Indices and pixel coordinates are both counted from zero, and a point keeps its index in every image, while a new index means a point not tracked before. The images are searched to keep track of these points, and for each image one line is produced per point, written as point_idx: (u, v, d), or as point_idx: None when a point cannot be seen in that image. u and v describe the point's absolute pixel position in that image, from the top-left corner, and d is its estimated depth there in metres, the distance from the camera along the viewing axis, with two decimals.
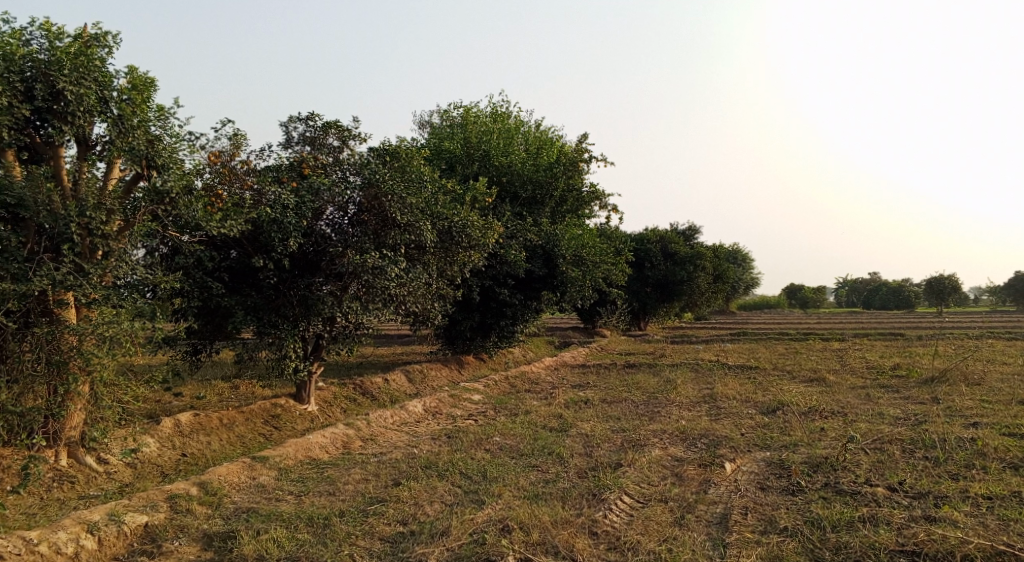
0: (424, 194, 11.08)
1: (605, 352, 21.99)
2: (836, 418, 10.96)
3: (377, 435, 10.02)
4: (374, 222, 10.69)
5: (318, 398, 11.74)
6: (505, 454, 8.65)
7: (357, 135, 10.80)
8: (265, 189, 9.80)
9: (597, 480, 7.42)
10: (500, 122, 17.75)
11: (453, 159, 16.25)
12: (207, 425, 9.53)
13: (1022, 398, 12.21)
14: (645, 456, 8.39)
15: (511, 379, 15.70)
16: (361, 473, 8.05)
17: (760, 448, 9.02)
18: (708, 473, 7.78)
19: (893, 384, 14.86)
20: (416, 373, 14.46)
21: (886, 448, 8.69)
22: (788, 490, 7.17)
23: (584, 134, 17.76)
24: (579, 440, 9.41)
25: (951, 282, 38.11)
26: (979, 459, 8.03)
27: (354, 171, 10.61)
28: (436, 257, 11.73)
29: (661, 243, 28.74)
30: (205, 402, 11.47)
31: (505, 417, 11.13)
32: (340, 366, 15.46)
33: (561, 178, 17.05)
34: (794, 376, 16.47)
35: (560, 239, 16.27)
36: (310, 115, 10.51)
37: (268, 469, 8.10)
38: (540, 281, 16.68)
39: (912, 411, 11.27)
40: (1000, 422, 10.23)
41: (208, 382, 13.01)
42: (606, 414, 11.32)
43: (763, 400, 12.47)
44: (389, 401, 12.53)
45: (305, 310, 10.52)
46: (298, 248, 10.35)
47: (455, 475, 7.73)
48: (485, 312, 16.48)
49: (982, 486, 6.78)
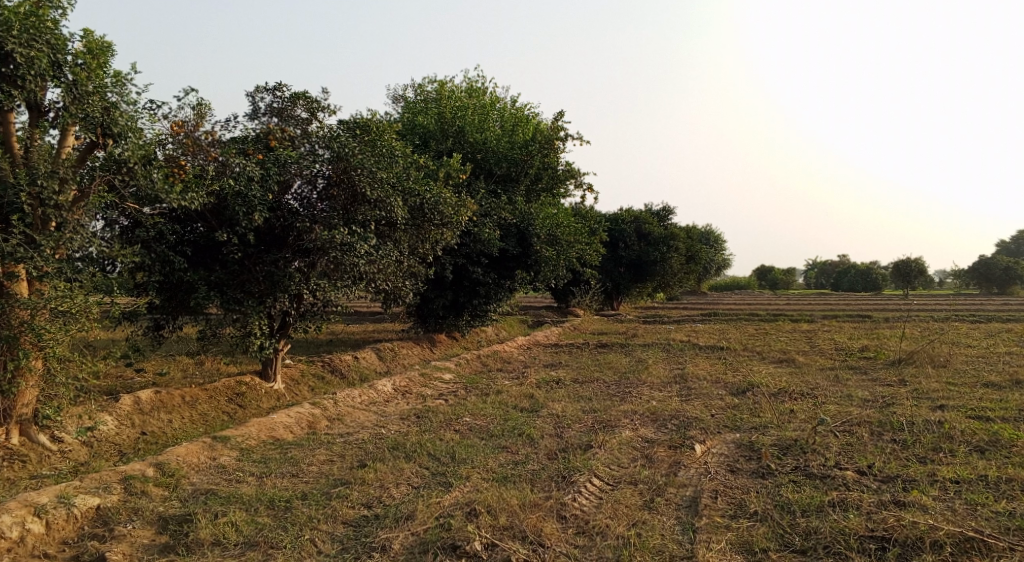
0: (396, 168, 10.89)
1: (578, 332, 21.97)
2: (805, 399, 10.99)
3: (343, 415, 9.81)
4: (343, 197, 10.40)
5: (284, 375, 11.48)
6: (474, 435, 8.51)
7: (325, 107, 10.48)
8: (229, 161, 9.45)
9: (567, 462, 7.31)
10: (475, 97, 17.44)
11: (427, 135, 15.95)
12: (168, 403, 9.24)
13: (987, 381, 12.35)
14: (616, 437, 8.30)
15: (483, 358, 15.56)
16: (325, 454, 7.87)
17: (730, 430, 9.00)
18: (678, 455, 7.71)
19: (861, 366, 14.98)
20: (386, 351, 14.25)
21: (855, 431, 8.70)
22: (757, 473, 7.13)
23: (560, 112, 17.52)
24: (550, 420, 9.31)
25: (918, 265, 38.60)
26: (946, 442, 8.06)
27: (322, 144, 10.26)
28: (407, 234, 11.47)
29: (635, 224, 28.71)
30: (168, 379, 11.18)
31: (476, 397, 10.99)
32: (308, 344, 15.18)
33: (537, 156, 16.82)
34: (764, 357, 16.54)
35: (534, 218, 16.08)
36: (277, 85, 10.18)
37: (229, 449, 7.87)
38: (513, 260, 16.49)
39: (880, 393, 11.35)
40: (966, 405, 10.31)
41: (172, 358, 12.70)
42: (577, 394, 11.25)
43: (734, 381, 12.48)
44: (358, 379, 12.32)
45: (270, 286, 10.14)
46: (263, 222, 10.03)
47: (422, 457, 7.57)
48: (458, 291, 16.31)
49: (950, 470, 6.78)
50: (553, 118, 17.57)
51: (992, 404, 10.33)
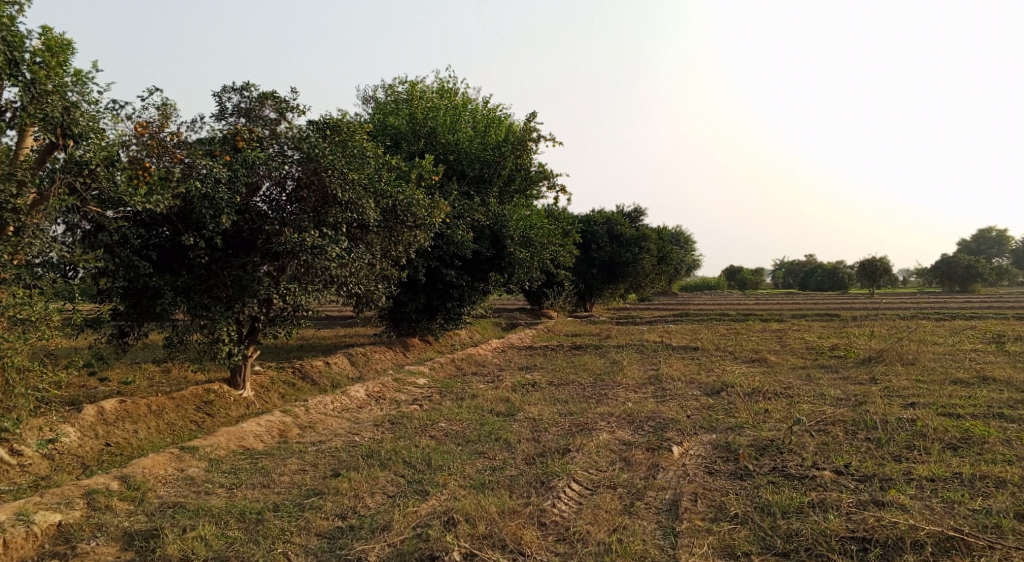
0: (367, 169, 10.72)
1: (552, 333, 21.91)
2: (779, 399, 11.04)
3: (315, 423, 9.61)
4: (314, 199, 10.21)
5: (253, 383, 11.22)
6: (450, 441, 8.38)
7: (294, 107, 10.28)
8: (196, 163, 9.21)
9: (545, 466, 7.22)
10: (447, 98, 17.30)
11: (398, 136, 15.78)
12: (134, 412, 8.96)
13: (955, 378, 12.52)
14: (593, 440, 8.23)
15: (457, 361, 15.42)
16: (298, 463, 7.68)
17: (707, 431, 8.98)
18: (656, 457, 7.66)
19: (832, 365, 15.14)
20: (359, 356, 14.04)
21: (830, 430, 8.74)
22: (736, 474, 7.10)
23: (533, 113, 17.45)
24: (527, 424, 9.21)
25: (883, 264, 39.22)
26: (919, 440, 8.12)
27: (292, 145, 10.05)
28: (380, 236, 11.30)
29: (607, 225, 28.79)
30: (134, 387, 10.88)
31: (451, 402, 10.86)
32: (278, 349, 14.92)
33: (509, 158, 16.74)
34: (736, 356, 16.63)
35: (508, 220, 15.97)
36: (245, 85, 9.96)
37: (197, 460, 7.65)
38: (487, 262, 16.36)
39: (852, 392, 11.44)
40: (937, 402, 10.43)
41: (137, 366, 12.37)
42: (553, 397, 11.16)
43: (708, 381, 12.50)
44: (330, 386, 12.10)
45: (239, 291, 9.92)
46: (231, 226, 9.80)
47: (398, 464, 7.43)
48: (431, 293, 16.17)
49: (926, 468, 6.82)
50: (525, 119, 17.49)
51: (962, 401, 10.46)
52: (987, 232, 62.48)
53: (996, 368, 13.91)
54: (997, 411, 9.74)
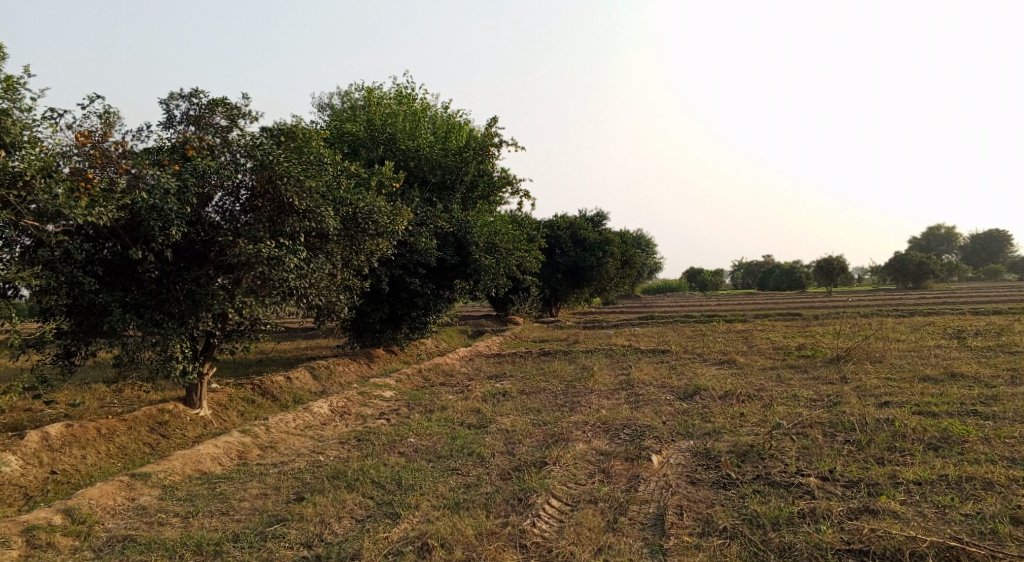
0: (325, 177, 10.33)
1: (518, 340, 21.57)
2: (753, 401, 10.87)
3: (277, 442, 9.14)
4: (269, 208, 9.79)
5: (211, 401, 10.67)
6: (420, 457, 8.00)
7: (246, 113, 9.82)
8: (143, 173, 8.71)
9: (522, 482, 6.90)
10: (406, 104, 16.90)
11: (357, 143, 15.35)
12: (82, 437, 8.38)
13: (924, 375, 12.52)
14: (569, 451, 7.92)
15: (424, 371, 15.00)
16: (258, 487, 7.24)
17: (684, 437, 8.74)
18: (636, 468, 7.38)
19: (801, 365, 15.10)
20: (321, 369, 13.55)
21: (809, 433, 8.59)
22: (719, 483, 6.87)
23: (494, 118, 17.13)
24: (500, 436, 8.87)
25: (839, 263, 39.77)
26: (899, 441, 7.98)
27: (245, 152, 9.58)
28: (340, 246, 10.89)
29: (571, 230, 28.65)
30: (83, 410, 10.27)
31: (419, 415, 10.47)
32: (237, 364, 14.36)
33: (472, 163, 16.40)
34: (706, 359, 16.50)
35: (472, 226, 15.66)
36: (193, 92, 9.49)
37: (149, 488, 7.15)
38: (451, 269, 15.97)
39: (825, 392, 11.33)
40: (911, 401, 10.36)
41: (87, 387, 11.72)
42: (524, 406, 10.84)
43: (680, 385, 12.30)
44: (292, 402, 11.61)
45: (191, 305, 9.42)
46: (182, 237, 9.32)
47: (366, 485, 7.02)
48: (395, 303, 15.73)
49: (911, 471, 6.66)
50: (486, 124, 17.19)
51: (934, 399, 10.41)
52: (937, 229, 63.97)
53: (962, 363, 13.98)
54: (971, 408, 9.68)
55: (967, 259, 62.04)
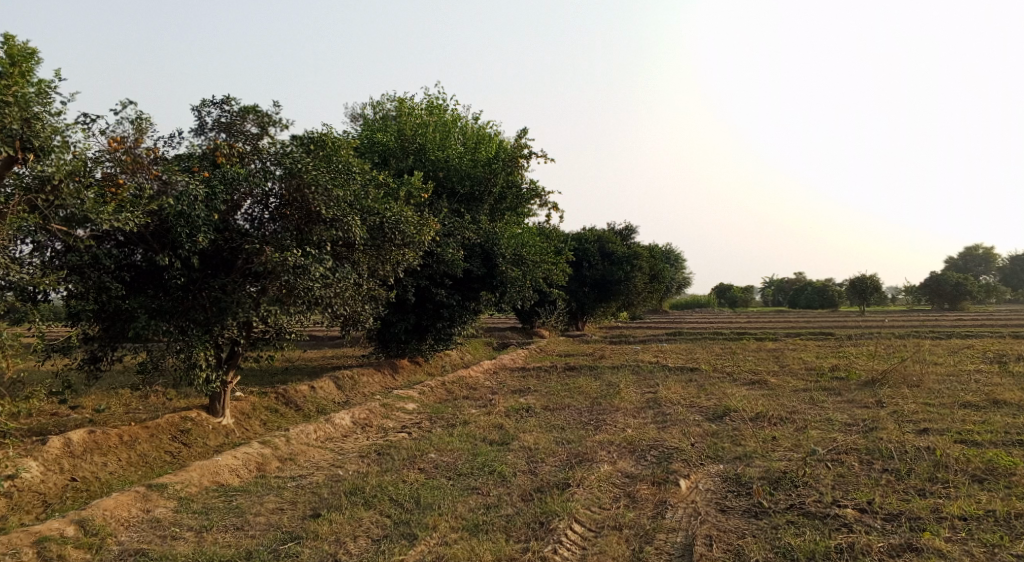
0: (353, 186, 10.23)
1: (544, 354, 21.32)
2: (785, 424, 10.52)
3: (296, 454, 9.02)
4: (297, 217, 9.72)
5: (233, 410, 10.59)
6: (440, 475, 7.81)
7: (277, 121, 9.79)
8: (173, 180, 8.70)
9: (544, 505, 6.68)
10: (436, 115, 16.86)
11: (386, 153, 15.33)
12: (103, 444, 8.32)
13: (965, 401, 12.04)
14: (594, 473, 7.66)
15: (448, 384, 14.82)
16: (275, 501, 7.14)
17: (713, 461, 8.45)
18: (663, 493, 7.10)
19: (835, 387, 14.65)
20: (345, 380, 13.44)
21: (844, 459, 8.24)
22: (750, 512, 6.59)
23: (524, 129, 17.00)
24: (522, 454, 8.65)
25: (873, 282, 38.92)
26: (941, 471, 7.61)
27: (274, 161, 9.54)
28: (367, 255, 10.80)
29: (598, 243, 28.39)
30: (107, 415, 10.26)
31: (441, 429, 10.30)
32: (262, 373, 14.32)
33: (500, 175, 16.27)
34: (736, 378, 16.10)
35: (499, 237, 15.50)
36: (225, 99, 9.48)
37: (165, 499, 7.07)
38: (478, 281, 15.81)
39: (860, 417, 10.93)
40: (951, 428, 9.93)
41: (113, 393, 11.75)
42: (549, 423, 10.60)
43: (709, 405, 11.97)
44: (315, 412, 11.51)
45: (217, 313, 9.33)
46: (210, 244, 9.25)
47: (383, 503, 6.86)
48: (421, 314, 15.60)
49: (956, 505, 6.32)
50: (516, 135, 17.08)
51: (976, 427, 9.96)
52: (974, 249, 62.45)
53: (1004, 390, 13.45)
54: (1016, 438, 9.25)
55: (1006, 281, 60.47)
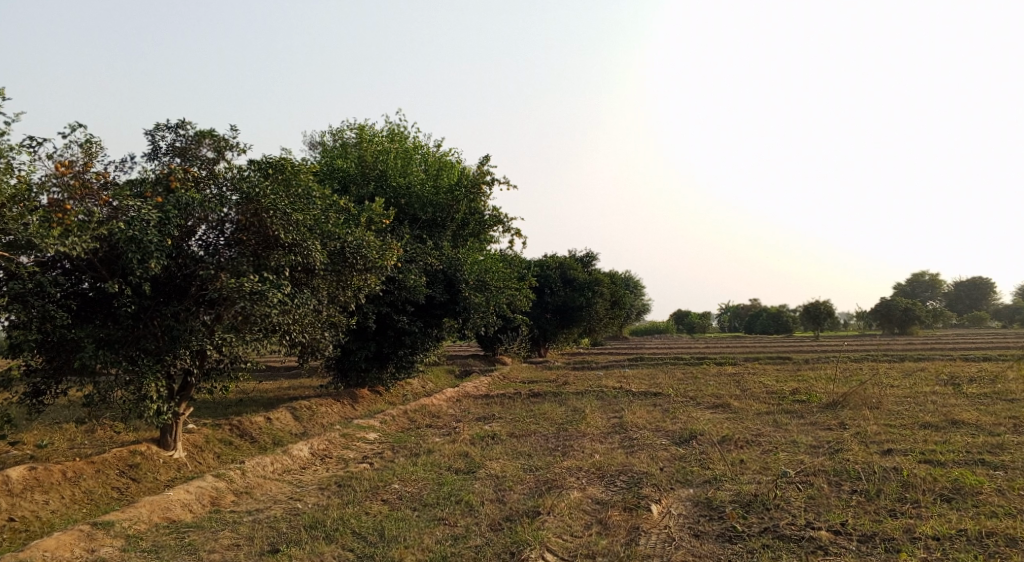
0: (313, 210, 9.99)
1: (507, 381, 21.09)
2: (752, 447, 10.47)
3: (253, 487, 8.65)
4: (254, 242, 9.44)
5: (186, 442, 10.13)
6: (405, 506, 7.54)
7: (234, 146, 9.54)
8: (124, 205, 8.40)
9: (514, 534, 6.50)
10: (397, 142, 16.72)
11: (347, 179, 15.17)
12: (45, 481, 7.85)
13: (924, 421, 12.16)
14: (564, 500, 7.47)
15: (410, 413, 14.51)
16: (230, 537, 6.81)
17: (682, 485, 8.33)
18: (635, 519, 6.95)
19: (798, 410, 14.72)
20: (303, 410, 13.03)
21: (813, 481, 8.20)
22: (724, 536, 6.48)
23: (487, 156, 16.95)
24: (490, 482, 8.42)
25: (826, 307, 39.63)
26: (909, 491, 7.60)
27: (230, 186, 9.29)
28: (326, 281, 10.55)
29: (560, 270, 28.38)
30: (50, 451, 9.73)
31: (404, 459, 10.01)
32: (215, 404, 13.81)
33: (463, 202, 16.17)
34: (699, 402, 16.08)
35: (462, 264, 15.34)
36: (180, 122, 9.22)
37: (112, 538, 6.69)
38: (440, 307, 15.58)
39: (824, 439, 10.94)
40: (914, 448, 9.99)
41: (57, 427, 11.17)
42: (515, 450, 10.38)
43: (675, 429, 11.88)
44: (271, 443, 11.10)
45: (169, 342, 8.93)
46: (162, 271, 8.89)
47: (346, 536, 6.58)
48: (382, 341, 15.28)
49: (928, 525, 6.29)
50: (479, 162, 17.02)
51: (938, 447, 10.03)
52: (922, 275, 64.19)
53: (961, 411, 13.65)
54: (978, 457, 9.34)
55: (952, 306, 62.26)
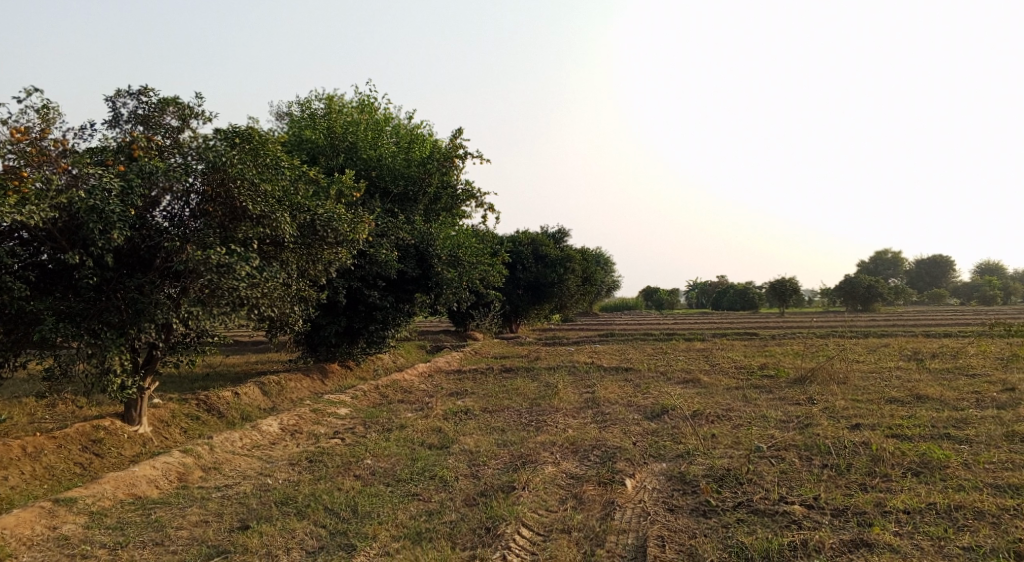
0: (281, 181, 9.71)
1: (479, 356, 21.04)
2: (723, 422, 10.55)
3: (221, 463, 8.48)
4: (220, 213, 9.17)
5: (151, 417, 9.90)
6: (378, 481, 7.44)
7: (199, 114, 9.22)
8: (83, 173, 8.09)
9: (489, 509, 6.46)
10: (368, 113, 16.37)
11: (315, 151, 14.86)
12: (4, 457, 7.61)
13: (890, 396, 12.36)
14: (538, 475, 7.44)
15: (382, 388, 14.39)
16: (199, 513, 6.68)
17: (656, 460, 8.35)
18: (610, 493, 6.94)
19: (766, 385, 14.89)
20: (272, 385, 12.82)
21: (785, 455, 8.28)
22: (698, 510, 6.51)
23: (459, 130, 16.69)
24: (463, 458, 8.36)
25: (792, 284, 40.14)
26: (878, 465, 7.69)
27: (195, 155, 8.98)
28: (296, 254, 10.32)
29: (532, 246, 28.28)
30: (9, 426, 9.44)
31: (376, 434, 9.91)
32: (181, 378, 13.54)
33: (435, 175, 15.94)
34: (670, 377, 16.17)
35: (434, 238, 15.15)
36: (142, 89, 8.87)
37: (75, 514, 6.51)
38: (412, 282, 15.37)
39: (794, 413, 11.05)
40: (882, 423, 10.14)
41: (16, 401, 10.85)
42: (488, 425, 10.32)
43: (647, 404, 11.92)
44: (239, 419, 10.91)
45: (134, 315, 8.62)
46: (126, 242, 8.60)
47: (318, 512, 6.49)
48: (352, 316, 15.07)
49: (899, 498, 6.37)
50: (451, 136, 16.76)
51: (904, 421, 10.20)
52: (885, 253, 65.30)
53: (926, 386, 13.91)
54: (944, 431, 9.50)
55: (913, 284, 63.55)
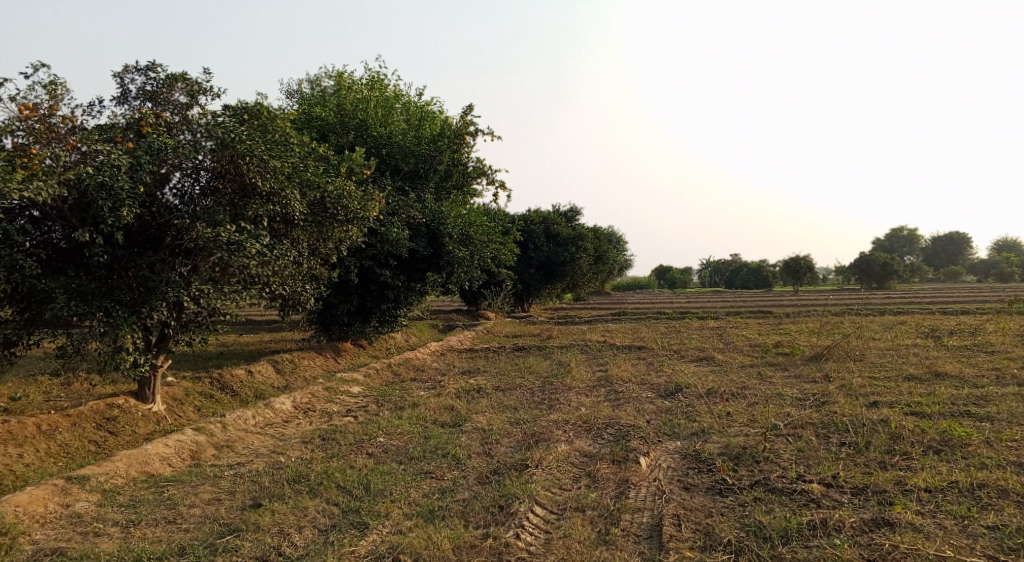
0: (291, 157, 9.59)
1: (491, 335, 20.97)
2: (738, 400, 10.42)
3: (234, 441, 8.47)
4: (230, 190, 9.07)
5: (165, 395, 9.90)
6: (390, 459, 7.39)
7: (208, 90, 9.10)
8: (92, 150, 8.02)
9: (502, 487, 6.39)
10: (377, 89, 16.16)
11: (325, 128, 14.66)
12: (19, 434, 7.61)
13: (909, 374, 12.17)
14: (552, 453, 7.35)
15: (394, 367, 14.37)
16: (211, 491, 6.66)
17: (670, 438, 8.25)
18: (624, 472, 6.86)
19: (781, 363, 14.75)
20: (285, 363, 12.83)
21: (802, 434, 8.15)
22: (714, 488, 6.41)
23: (469, 106, 16.47)
24: (476, 436, 8.29)
25: (806, 262, 39.74)
26: (898, 444, 7.55)
27: (205, 132, 8.87)
28: (306, 232, 10.24)
29: (544, 224, 28.10)
30: (24, 404, 9.47)
31: (389, 412, 9.86)
32: (195, 357, 13.56)
33: (446, 153, 15.79)
34: (683, 356, 16.05)
35: (445, 217, 15.00)
36: (150, 64, 8.75)
37: (88, 492, 6.51)
38: (423, 261, 15.23)
39: (810, 391, 10.90)
40: (900, 401, 9.98)
41: (32, 380, 10.88)
42: (500, 403, 10.25)
43: (660, 383, 11.81)
44: (253, 397, 10.90)
45: (145, 293, 8.62)
46: (136, 219, 8.52)
47: (330, 490, 6.45)
48: (364, 295, 15.02)
49: (920, 477, 6.24)
50: (461, 113, 16.54)
51: (923, 399, 10.03)
52: (901, 230, 64.55)
53: (944, 363, 13.70)
54: (964, 409, 9.33)
55: (929, 261, 62.84)
